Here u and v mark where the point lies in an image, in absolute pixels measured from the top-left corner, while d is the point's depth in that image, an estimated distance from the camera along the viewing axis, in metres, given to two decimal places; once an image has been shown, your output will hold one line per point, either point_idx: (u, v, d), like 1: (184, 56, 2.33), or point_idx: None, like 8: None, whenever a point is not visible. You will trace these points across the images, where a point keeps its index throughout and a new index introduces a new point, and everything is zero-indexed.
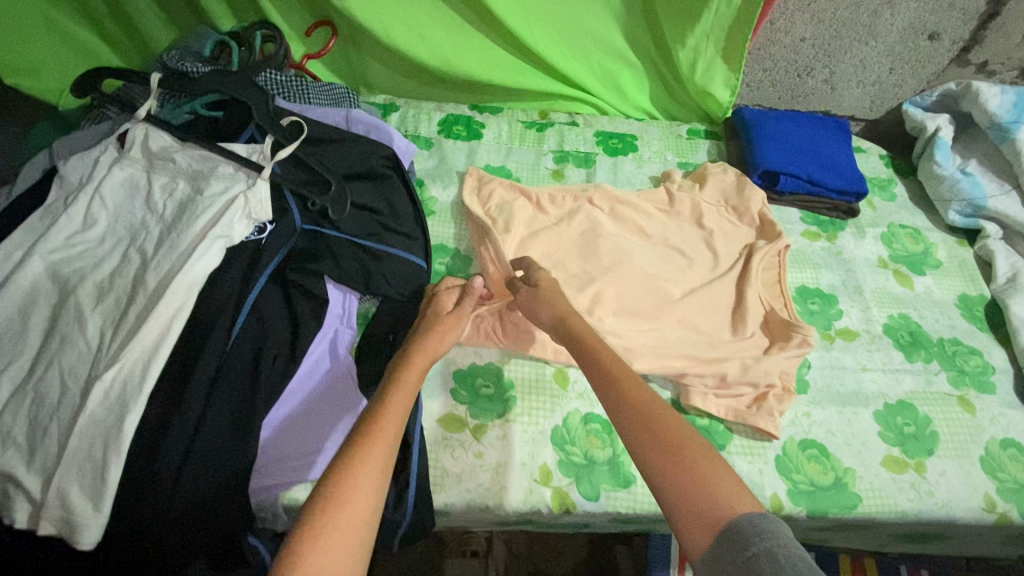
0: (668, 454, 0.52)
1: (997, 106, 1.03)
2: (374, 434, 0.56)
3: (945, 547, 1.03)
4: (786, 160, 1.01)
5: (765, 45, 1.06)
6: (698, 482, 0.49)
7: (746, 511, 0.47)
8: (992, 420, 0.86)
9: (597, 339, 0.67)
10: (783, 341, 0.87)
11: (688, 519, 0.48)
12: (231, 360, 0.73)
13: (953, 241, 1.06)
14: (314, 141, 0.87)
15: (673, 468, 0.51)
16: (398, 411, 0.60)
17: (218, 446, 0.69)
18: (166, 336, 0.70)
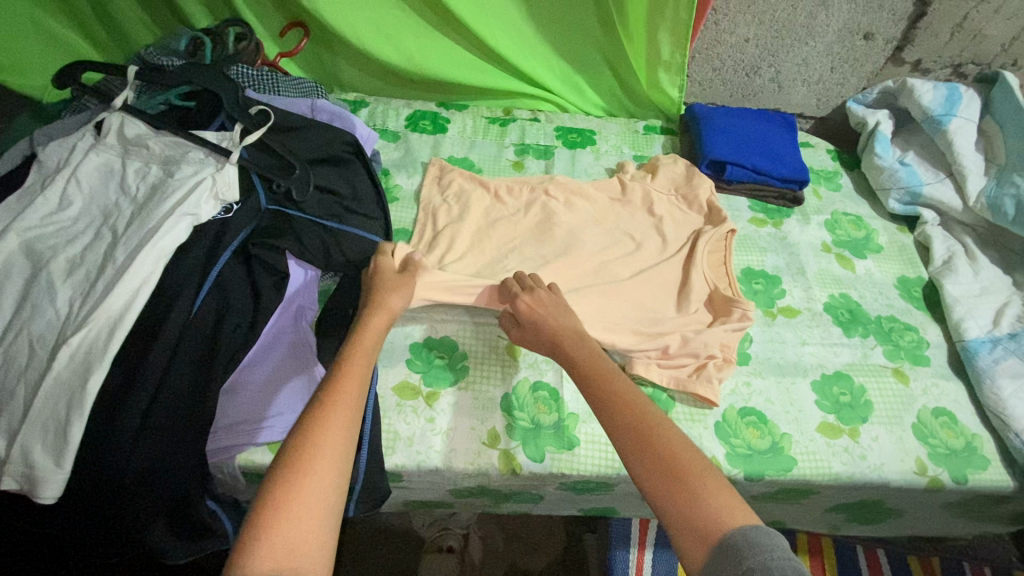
0: (660, 466, 0.52)
1: (930, 100, 1.10)
2: (334, 416, 0.56)
3: (892, 526, 1.05)
4: (732, 151, 1.08)
5: (712, 45, 1.14)
6: (694, 497, 0.50)
7: (739, 525, 0.48)
8: (924, 389, 0.90)
9: (602, 356, 0.68)
10: (724, 316, 0.91)
11: (685, 531, 0.49)
12: (194, 329, 0.77)
13: (893, 228, 1.13)
14: (280, 129, 0.93)
15: (669, 484, 0.51)
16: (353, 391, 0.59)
17: (177, 411, 0.72)
18: (132, 305, 0.74)
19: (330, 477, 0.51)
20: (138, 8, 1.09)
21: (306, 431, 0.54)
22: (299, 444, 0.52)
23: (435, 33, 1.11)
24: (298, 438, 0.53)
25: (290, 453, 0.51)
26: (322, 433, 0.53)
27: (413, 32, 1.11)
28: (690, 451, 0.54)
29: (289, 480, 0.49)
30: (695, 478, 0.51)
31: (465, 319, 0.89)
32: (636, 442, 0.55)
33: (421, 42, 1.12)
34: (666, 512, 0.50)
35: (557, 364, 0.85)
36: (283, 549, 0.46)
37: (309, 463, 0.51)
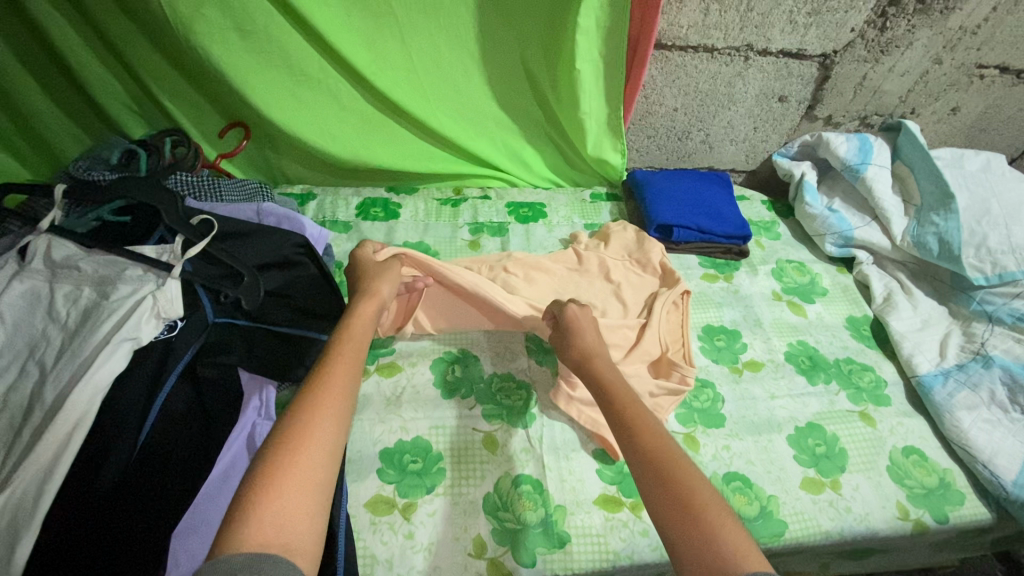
0: (675, 506, 0.52)
1: (846, 151, 1.19)
2: (319, 405, 0.57)
3: (882, 564, 1.05)
4: (676, 214, 1.12)
5: (644, 116, 1.21)
6: (705, 527, 0.49)
7: (751, 568, 0.46)
8: (891, 430, 0.93)
9: (624, 389, 0.69)
10: (665, 377, 0.92)
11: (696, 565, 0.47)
12: (139, 464, 0.71)
13: (834, 270, 1.19)
14: (225, 236, 0.89)
15: (678, 510, 0.52)
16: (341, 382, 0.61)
17: (127, 557, 0.64)
18: (66, 449, 0.66)
19: (320, 468, 0.52)
20: (67, 122, 1.06)
21: (292, 417, 0.55)
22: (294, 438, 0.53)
23: (379, 124, 1.13)
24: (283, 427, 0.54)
25: (277, 445, 0.52)
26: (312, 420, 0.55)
27: (355, 125, 1.11)
28: (705, 487, 0.53)
29: (280, 467, 0.50)
30: (705, 509, 0.51)
31: (436, 416, 0.85)
32: (651, 470, 0.56)
33: (364, 134, 1.13)
34: (674, 541, 0.50)
35: (536, 452, 0.82)
36: (269, 529, 0.46)
37: (294, 448, 0.52)
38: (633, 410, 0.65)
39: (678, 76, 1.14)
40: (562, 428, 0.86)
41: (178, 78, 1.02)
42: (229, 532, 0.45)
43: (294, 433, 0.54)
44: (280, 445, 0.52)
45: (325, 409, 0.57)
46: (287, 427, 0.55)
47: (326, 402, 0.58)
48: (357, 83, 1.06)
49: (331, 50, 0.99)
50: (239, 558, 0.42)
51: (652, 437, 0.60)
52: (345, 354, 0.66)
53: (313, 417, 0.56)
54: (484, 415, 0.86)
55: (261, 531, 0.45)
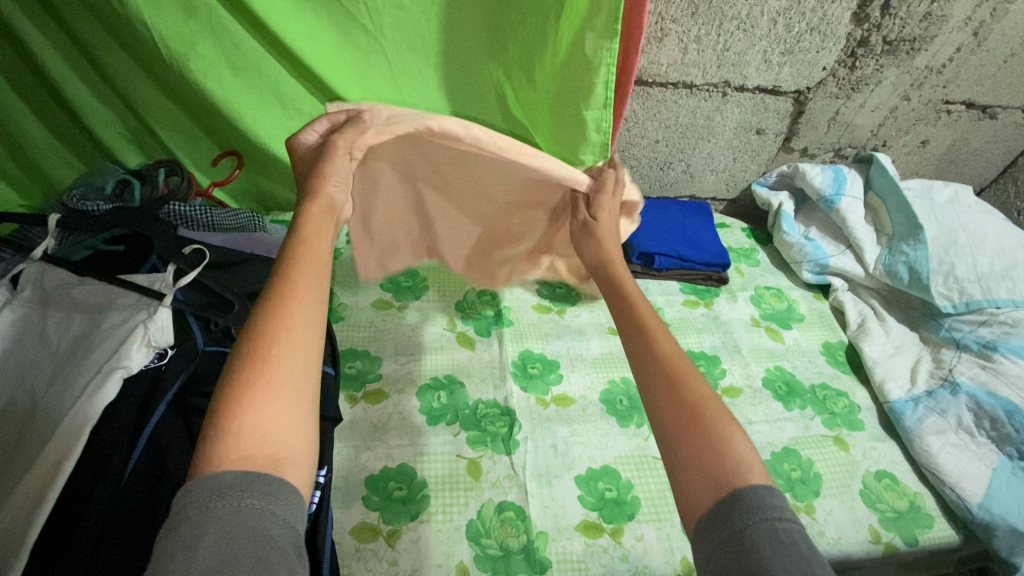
0: (686, 416, 0.54)
1: (820, 182, 1.25)
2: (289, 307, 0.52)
3: None
4: (658, 243, 1.16)
5: (627, 147, 1.25)
6: (714, 440, 0.51)
7: (755, 483, 0.48)
8: (864, 454, 0.96)
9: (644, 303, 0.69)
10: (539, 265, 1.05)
11: (697, 474, 0.50)
12: (128, 489, 0.71)
13: (810, 296, 1.23)
14: (217, 265, 0.92)
15: (690, 424, 0.53)
16: (310, 278, 0.56)
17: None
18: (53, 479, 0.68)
19: (298, 375, 0.49)
20: (65, 152, 1.09)
21: (260, 323, 0.51)
22: (264, 344, 0.49)
23: None
24: (252, 333, 0.50)
25: (247, 354, 0.48)
26: (283, 325, 0.50)
27: None
28: (716, 400, 0.55)
29: (256, 379, 0.47)
30: (719, 425, 0.53)
31: (422, 442, 0.87)
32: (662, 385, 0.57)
33: None
34: (681, 452, 0.52)
35: (519, 479, 0.84)
36: (253, 446, 0.44)
37: (269, 358, 0.48)
38: (649, 325, 0.64)
39: (659, 110, 1.19)
40: (546, 455, 0.88)
41: (173, 111, 1.05)
42: (213, 454, 0.44)
43: (264, 339, 0.49)
44: (252, 353, 0.48)
45: (293, 307, 0.52)
46: (255, 331, 0.50)
47: (295, 301, 0.53)
48: None
49: (323, 85, 1.02)
50: (227, 478, 0.42)
51: (665, 350, 0.60)
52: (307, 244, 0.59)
53: (281, 319, 0.51)
54: (469, 442, 0.88)
55: (245, 449, 0.44)
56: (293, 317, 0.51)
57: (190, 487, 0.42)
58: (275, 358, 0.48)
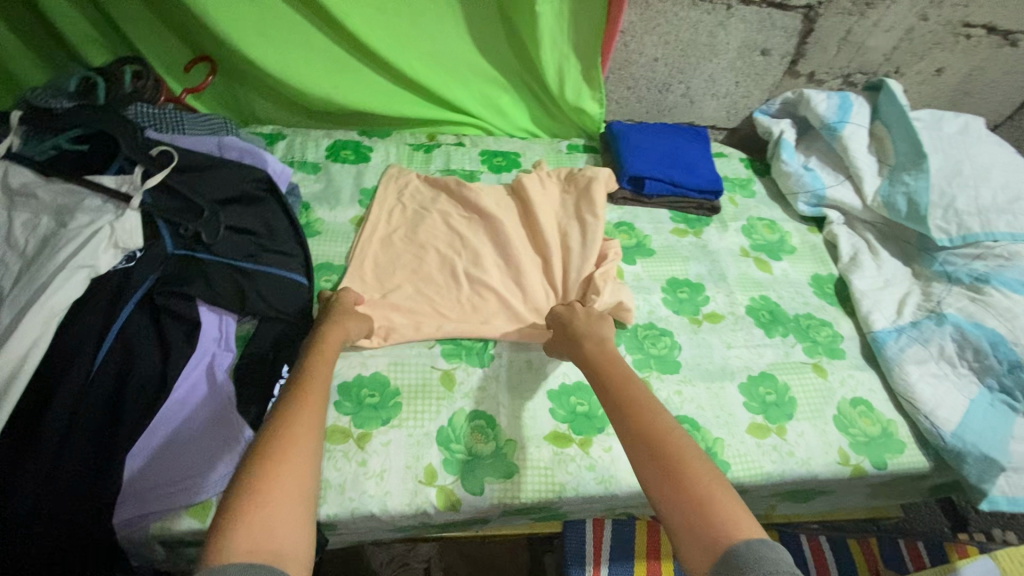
0: (673, 487, 0.57)
1: (825, 109, 1.19)
2: (299, 423, 0.61)
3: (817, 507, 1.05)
4: (649, 166, 1.12)
5: (623, 65, 1.19)
6: (706, 511, 0.54)
7: (745, 539, 0.51)
8: (842, 382, 0.95)
9: (624, 372, 0.73)
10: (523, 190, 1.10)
11: (693, 543, 0.53)
12: (86, 410, 0.69)
13: (804, 229, 1.19)
14: (185, 169, 0.87)
15: (676, 491, 0.56)
16: (316, 400, 0.65)
17: (78, 516, 0.65)
18: (8, 390, 0.66)
19: (300, 476, 0.56)
20: (28, 51, 1.03)
21: (273, 434, 0.59)
22: (278, 454, 0.57)
23: (350, 66, 1.11)
24: (266, 443, 0.58)
25: (259, 459, 0.56)
26: (293, 437, 0.59)
27: (324, 61, 1.09)
28: (701, 466, 0.58)
29: (266, 479, 0.54)
30: (704, 491, 0.56)
31: (396, 353, 0.87)
32: (651, 458, 0.60)
33: (334, 73, 1.11)
34: (676, 525, 0.55)
35: (492, 391, 0.84)
36: (258, 533, 0.50)
37: (278, 462, 0.56)
38: (634, 395, 0.68)
39: (658, 24, 1.11)
40: (520, 369, 0.87)
41: (139, 6, 0.99)
42: (224, 537, 0.49)
43: (274, 447, 0.57)
44: (263, 457, 0.56)
45: (302, 423, 0.61)
46: (271, 444, 0.58)
47: (304, 418, 0.62)
48: (325, 20, 1.04)
49: None
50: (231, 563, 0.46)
51: (647, 419, 0.64)
52: (316, 373, 0.70)
53: (291, 432, 0.59)
54: (443, 355, 0.87)
55: (252, 536, 0.49)
56: (298, 433, 0.60)
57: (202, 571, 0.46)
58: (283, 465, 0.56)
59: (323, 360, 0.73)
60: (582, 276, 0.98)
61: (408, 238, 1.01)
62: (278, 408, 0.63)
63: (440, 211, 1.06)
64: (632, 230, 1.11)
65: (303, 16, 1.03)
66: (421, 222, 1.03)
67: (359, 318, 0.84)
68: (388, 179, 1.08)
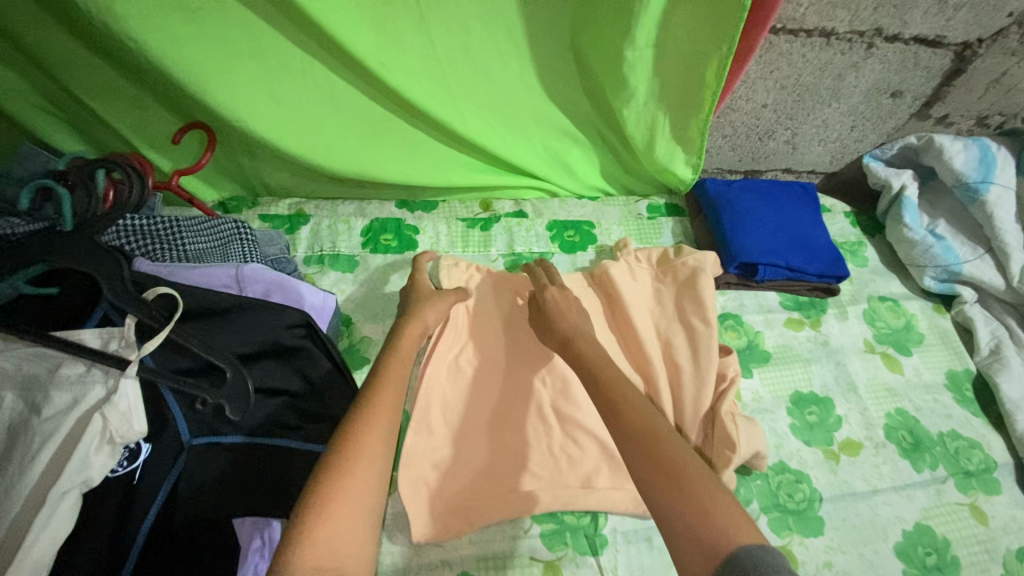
0: (665, 478, 0.49)
1: (963, 163, 0.98)
2: (372, 416, 0.55)
3: None
4: (762, 248, 0.91)
5: (724, 113, 0.96)
6: (698, 505, 0.46)
7: (746, 543, 0.43)
8: (1005, 527, 0.81)
9: (601, 358, 0.65)
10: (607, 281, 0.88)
11: (686, 545, 0.45)
12: None
13: (930, 309, 1.01)
14: (196, 315, 0.64)
15: (670, 488, 0.48)
16: (393, 390, 0.59)
17: None
18: None
19: (368, 480, 0.51)
20: None
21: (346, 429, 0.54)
22: (345, 457, 0.51)
23: (388, 125, 0.87)
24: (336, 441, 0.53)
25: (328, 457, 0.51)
26: (363, 435, 0.53)
27: (352, 119, 0.85)
28: (697, 462, 0.50)
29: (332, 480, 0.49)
30: (697, 484, 0.48)
31: (485, 540, 0.69)
32: (641, 446, 0.52)
33: (366, 135, 0.87)
34: (667, 522, 0.47)
35: None
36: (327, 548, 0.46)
37: (346, 464, 0.51)
38: (621, 385, 0.59)
39: (779, 66, 0.88)
40: (639, 553, 0.70)
41: (102, 67, 0.73)
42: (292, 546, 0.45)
43: (343, 442, 0.52)
44: (331, 456, 0.51)
45: (374, 421, 0.55)
46: (336, 443, 0.52)
47: (373, 414, 0.56)
48: (361, 75, 0.79)
49: (327, 36, 0.73)
50: None
51: (635, 411, 0.55)
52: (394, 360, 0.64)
53: (358, 430, 0.54)
54: (544, 538, 0.70)
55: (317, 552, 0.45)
56: (372, 430, 0.54)
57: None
58: (347, 470, 0.50)
59: (402, 345, 0.67)
60: (699, 411, 0.79)
61: (476, 362, 0.81)
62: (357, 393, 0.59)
63: (509, 318, 0.84)
64: (740, 326, 0.92)
65: (331, 66, 0.78)
66: (489, 337, 0.82)
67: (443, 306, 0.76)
68: (446, 272, 0.83)
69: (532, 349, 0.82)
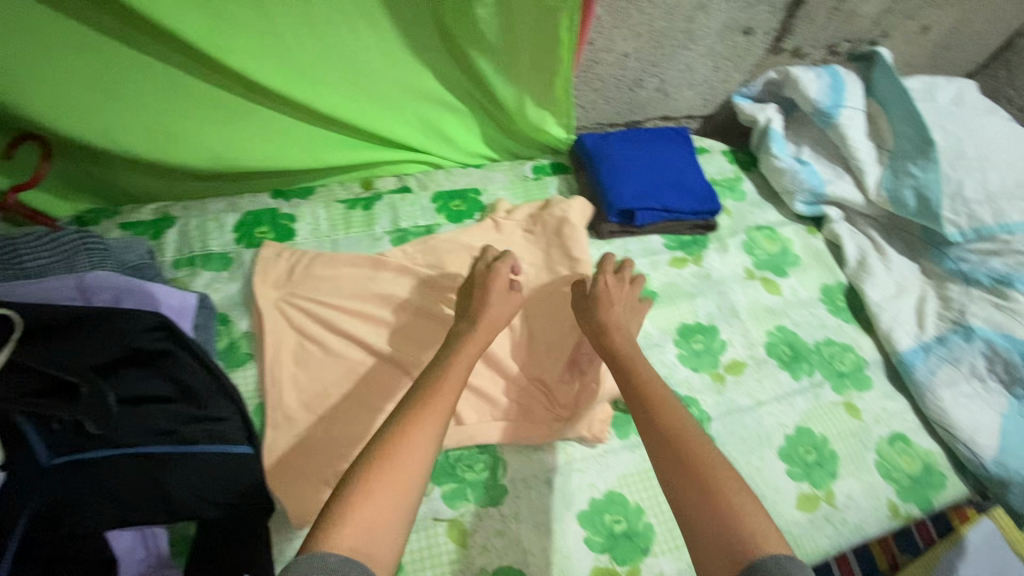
0: (690, 467, 0.53)
1: (817, 91, 1.04)
2: (432, 404, 0.58)
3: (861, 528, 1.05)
4: (638, 193, 0.95)
5: (590, 66, 0.97)
6: (723, 507, 0.49)
7: (772, 551, 0.46)
8: (877, 418, 0.88)
9: (638, 357, 0.70)
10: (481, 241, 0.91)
11: (709, 544, 0.48)
12: None
13: (804, 231, 1.08)
14: (38, 333, 0.60)
15: (697, 486, 0.52)
16: (453, 385, 0.61)
17: None
18: None
19: (414, 464, 0.52)
20: None
21: (395, 425, 0.55)
22: (402, 426, 0.55)
23: (240, 111, 0.83)
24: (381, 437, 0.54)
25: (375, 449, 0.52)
26: (412, 432, 0.54)
27: (203, 107, 0.81)
28: (722, 459, 0.54)
29: (380, 466, 0.51)
30: (723, 483, 0.51)
31: None
32: (670, 445, 0.56)
33: (222, 125, 0.83)
34: (692, 517, 0.51)
35: (512, 535, 0.70)
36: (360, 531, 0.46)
37: (392, 453, 0.52)
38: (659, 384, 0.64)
39: (630, 14, 0.90)
40: (539, 495, 0.73)
41: None
42: (331, 528, 0.46)
43: (391, 438, 0.53)
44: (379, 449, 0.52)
45: (424, 418, 0.56)
46: (404, 411, 0.57)
47: (426, 411, 0.57)
48: (198, 61, 0.76)
49: (150, 23, 0.70)
50: (331, 559, 0.43)
51: (668, 411, 0.60)
52: (458, 360, 0.65)
53: (409, 427, 0.55)
54: (444, 498, 0.71)
55: (353, 535, 0.46)
56: (437, 404, 0.58)
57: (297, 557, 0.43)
58: (396, 454, 0.52)
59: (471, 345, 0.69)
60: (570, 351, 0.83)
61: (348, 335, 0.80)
62: (410, 390, 0.60)
63: (387, 291, 0.84)
64: None
65: (161, 52, 0.74)
66: (361, 308, 0.82)
67: (509, 307, 0.76)
68: (321, 261, 0.85)
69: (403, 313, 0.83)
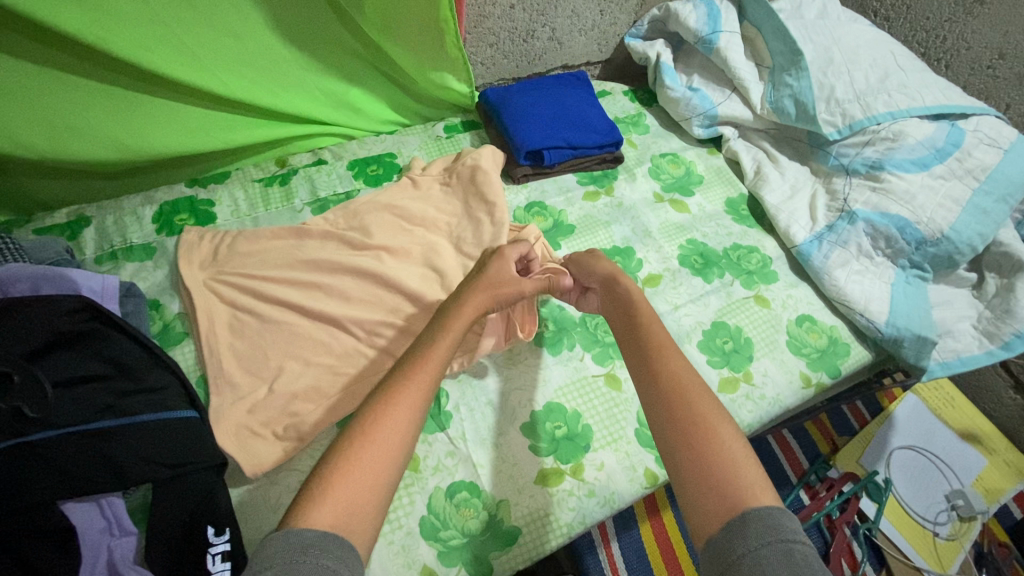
0: (687, 422, 0.54)
1: (695, 21, 1.11)
2: (413, 377, 0.57)
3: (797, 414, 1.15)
4: (543, 134, 1.00)
5: (480, 21, 1.02)
6: (719, 464, 0.50)
7: (765, 505, 0.47)
8: (784, 304, 0.97)
9: (647, 305, 0.71)
10: (401, 198, 0.96)
11: (703, 497, 0.49)
12: None
13: (705, 153, 1.16)
14: None
15: (689, 435, 0.53)
16: (440, 359, 0.61)
17: None
18: None
19: (394, 435, 0.52)
20: None
21: (379, 397, 0.55)
22: (388, 399, 0.54)
23: (140, 102, 0.85)
24: (367, 411, 0.53)
25: (359, 420, 0.52)
26: (395, 404, 0.54)
27: (101, 101, 0.82)
28: (722, 416, 0.54)
29: (360, 437, 0.51)
30: (714, 436, 0.52)
31: None
32: (667, 397, 0.57)
33: (122, 117, 0.85)
34: (680, 461, 0.52)
35: (462, 454, 0.75)
36: (340, 507, 0.46)
37: (374, 425, 0.52)
38: (663, 336, 0.64)
39: None
40: (483, 416, 0.79)
41: None
42: (309, 505, 0.46)
43: (374, 409, 0.53)
44: (364, 420, 0.52)
45: (407, 391, 0.56)
46: (392, 383, 0.56)
47: (409, 383, 0.57)
48: (86, 55, 0.78)
49: (27, 20, 0.70)
50: (308, 535, 0.43)
51: (672, 362, 0.60)
52: (448, 333, 0.64)
53: (391, 400, 0.54)
54: None
55: (331, 513, 0.46)
56: (421, 376, 0.58)
57: (272, 537, 0.43)
58: (379, 431, 0.51)
59: (459, 318, 0.68)
60: None
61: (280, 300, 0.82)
62: (399, 363, 0.60)
63: (315, 255, 0.88)
64: (545, 210, 1.01)
65: (46, 48, 0.75)
66: (290, 274, 0.85)
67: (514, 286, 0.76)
68: (244, 237, 0.87)
69: (333, 273, 0.86)
